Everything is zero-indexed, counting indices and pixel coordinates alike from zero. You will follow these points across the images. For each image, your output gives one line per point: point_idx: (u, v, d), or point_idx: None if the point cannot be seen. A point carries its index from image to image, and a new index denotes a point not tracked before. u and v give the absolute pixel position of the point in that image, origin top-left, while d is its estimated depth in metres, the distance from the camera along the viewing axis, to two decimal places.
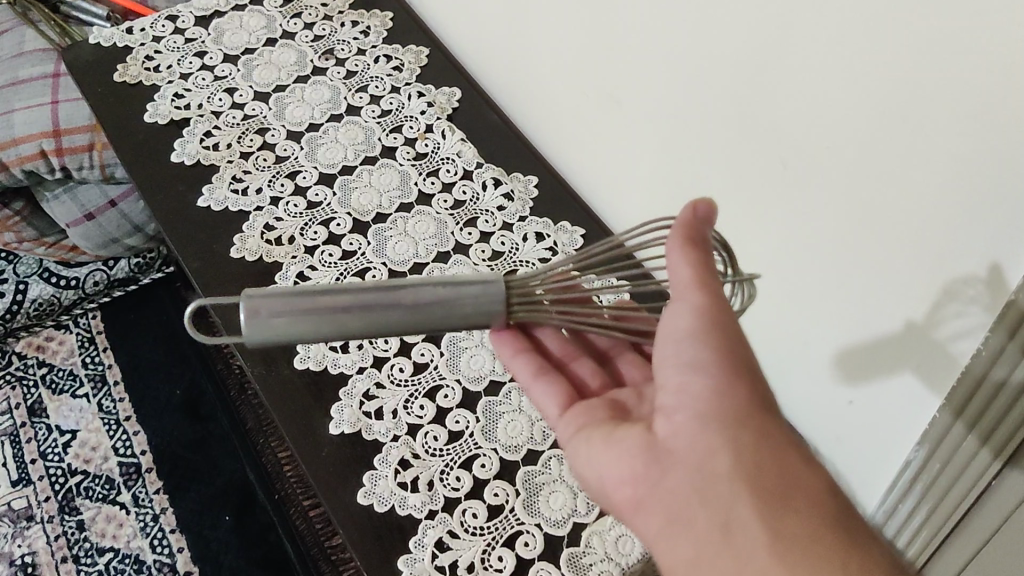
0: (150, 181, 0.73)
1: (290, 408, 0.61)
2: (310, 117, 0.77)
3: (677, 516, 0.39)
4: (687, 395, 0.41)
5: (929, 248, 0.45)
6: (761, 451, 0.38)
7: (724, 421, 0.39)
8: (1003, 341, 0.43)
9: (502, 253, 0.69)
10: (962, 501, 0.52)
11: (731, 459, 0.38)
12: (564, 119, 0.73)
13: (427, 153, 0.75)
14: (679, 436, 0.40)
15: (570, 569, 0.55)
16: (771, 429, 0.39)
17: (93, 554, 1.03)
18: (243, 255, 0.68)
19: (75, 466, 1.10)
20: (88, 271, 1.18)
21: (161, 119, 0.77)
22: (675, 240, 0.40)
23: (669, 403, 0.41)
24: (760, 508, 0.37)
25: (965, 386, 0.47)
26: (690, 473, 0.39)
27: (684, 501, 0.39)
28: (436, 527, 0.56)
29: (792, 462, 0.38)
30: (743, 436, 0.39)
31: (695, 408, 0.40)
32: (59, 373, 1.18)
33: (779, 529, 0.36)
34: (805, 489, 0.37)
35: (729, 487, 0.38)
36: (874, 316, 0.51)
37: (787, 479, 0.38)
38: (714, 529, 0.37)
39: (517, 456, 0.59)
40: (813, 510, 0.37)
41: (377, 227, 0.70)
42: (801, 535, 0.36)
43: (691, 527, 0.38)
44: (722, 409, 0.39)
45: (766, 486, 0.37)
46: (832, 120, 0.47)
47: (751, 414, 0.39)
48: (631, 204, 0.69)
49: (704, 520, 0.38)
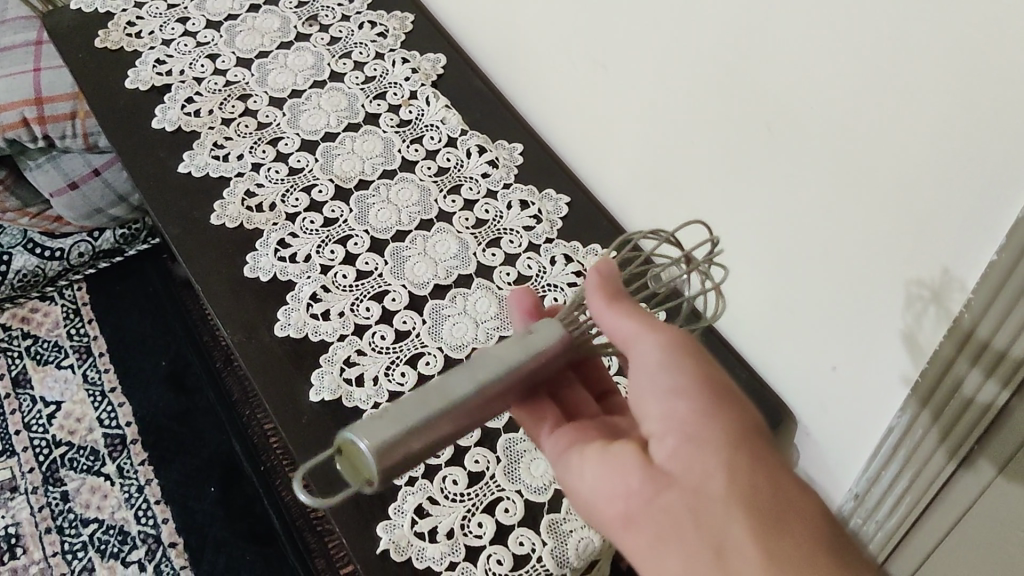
0: (130, 148, 0.73)
1: (269, 374, 0.61)
2: (292, 83, 0.76)
3: (666, 537, 0.38)
4: (676, 419, 0.40)
5: (911, 211, 0.44)
6: (756, 474, 0.37)
7: (716, 445, 0.38)
8: (988, 301, 0.42)
9: (485, 221, 0.68)
10: (938, 476, 0.51)
11: (724, 481, 0.37)
12: (549, 85, 0.72)
13: (411, 120, 0.74)
14: (668, 458, 0.39)
15: (550, 537, 0.54)
16: (764, 455, 0.38)
17: (77, 524, 1.03)
18: (223, 221, 0.68)
19: (59, 437, 1.10)
20: (73, 242, 1.17)
21: (142, 85, 0.76)
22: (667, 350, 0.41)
23: (657, 426, 0.41)
24: (754, 527, 0.36)
25: (930, 376, 0.47)
26: (681, 494, 0.38)
27: (673, 522, 0.38)
28: (416, 494, 0.56)
29: (787, 484, 0.38)
30: (737, 458, 0.38)
31: (686, 432, 0.39)
32: (43, 345, 1.17)
33: (775, 552, 0.35)
34: (798, 512, 0.37)
35: (721, 505, 0.37)
36: (860, 281, 0.50)
37: (782, 502, 0.37)
38: (706, 549, 0.36)
39: (499, 423, 0.59)
40: (809, 534, 0.36)
41: (360, 194, 0.69)
42: (796, 558, 0.35)
43: (680, 548, 0.37)
44: (714, 434, 0.39)
45: (760, 507, 0.37)
46: (816, 81, 0.47)
47: (742, 437, 0.39)
48: (616, 172, 0.69)
49: (695, 540, 0.37)
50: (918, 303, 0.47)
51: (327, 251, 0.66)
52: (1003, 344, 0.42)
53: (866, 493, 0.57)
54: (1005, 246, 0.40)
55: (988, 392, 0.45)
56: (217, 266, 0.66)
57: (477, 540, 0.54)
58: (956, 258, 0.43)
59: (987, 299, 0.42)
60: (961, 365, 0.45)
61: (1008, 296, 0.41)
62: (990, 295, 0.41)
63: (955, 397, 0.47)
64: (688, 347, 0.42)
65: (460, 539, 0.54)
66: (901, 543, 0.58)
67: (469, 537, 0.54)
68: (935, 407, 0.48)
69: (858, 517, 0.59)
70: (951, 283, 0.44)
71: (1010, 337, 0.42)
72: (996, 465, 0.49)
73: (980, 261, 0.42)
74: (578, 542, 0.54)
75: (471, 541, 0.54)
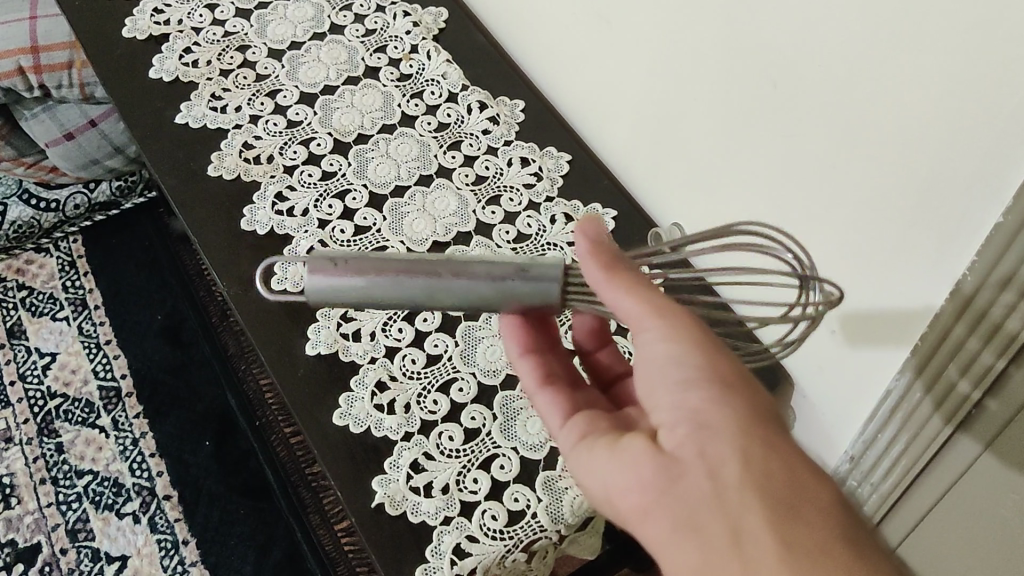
0: (126, 97, 0.72)
1: (265, 327, 0.61)
2: (292, 35, 0.76)
3: (683, 530, 0.36)
4: (688, 406, 0.38)
5: (913, 174, 0.44)
6: (772, 463, 0.36)
7: (730, 432, 0.37)
8: (987, 270, 0.42)
9: (486, 178, 0.68)
10: (933, 442, 0.51)
11: (741, 472, 0.36)
12: (550, 40, 0.71)
13: (412, 74, 0.74)
14: (679, 444, 0.37)
15: (546, 493, 0.55)
16: (777, 439, 0.37)
17: (71, 476, 1.03)
18: (220, 173, 0.67)
19: (54, 388, 1.10)
20: (68, 194, 1.16)
21: (139, 34, 0.75)
22: (684, 334, 0.39)
23: (665, 412, 0.39)
24: (771, 522, 0.35)
25: (928, 343, 0.47)
26: (696, 484, 0.36)
27: (690, 514, 0.36)
28: (412, 449, 0.56)
29: (803, 472, 0.36)
30: (750, 444, 0.36)
31: (700, 420, 0.37)
32: (38, 296, 1.17)
33: (794, 549, 0.34)
34: (815, 500, 0.36)
35: (739, 497, 0.36)
36: (860, 248, 0.50)
37: (800, 493, 0.36)
38: (724, 544, 0.35)
39: (496, 380, 0.59)
40: (827, 529, 0.35)
41: (359, 148, 0.69)
42: (815, 554, 0.34)
43: (699, 542, 0.36)
44: (728, 421, 0.37)
45: (778, 497, 0.35)
46: (822, 38, 0.46)
47: (755, 421, 0.37)
48: (617, 131, 0.68)
49: (714, 535, 0.35)
50: (917, 267, 0.46)
51: (325, 205, 0.65)
52: (1001, 310, 0.42)
53: (862, 453, 0.57)
54: (1012, 210, 0.39)
55: (984, 358, 0.45)
56: (213, 218, 0.65)
57: (472, 496, 0.54)
58: (957, 225, 0.43)
59: (990, 265, 0.41)
60: (954, 338, 0.45)
61: (1007, 265, 0.40)
62: (984, 269, 0.41)
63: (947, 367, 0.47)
64: (707, 332, 0.40)
65: (455, 495, 0.54)
66: (895, 506, 0.58)
67: (464, 493, 0.54)
68: (933, 369, 0.48)
69: (853, 479, 0.60)
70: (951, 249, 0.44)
71: (1008, 304, 0.41)
72: (988, 434, 0.49)
73: (980, 234, 0.42)
74: (572, 499, 0.54)
75: (466, 497, 0.54)
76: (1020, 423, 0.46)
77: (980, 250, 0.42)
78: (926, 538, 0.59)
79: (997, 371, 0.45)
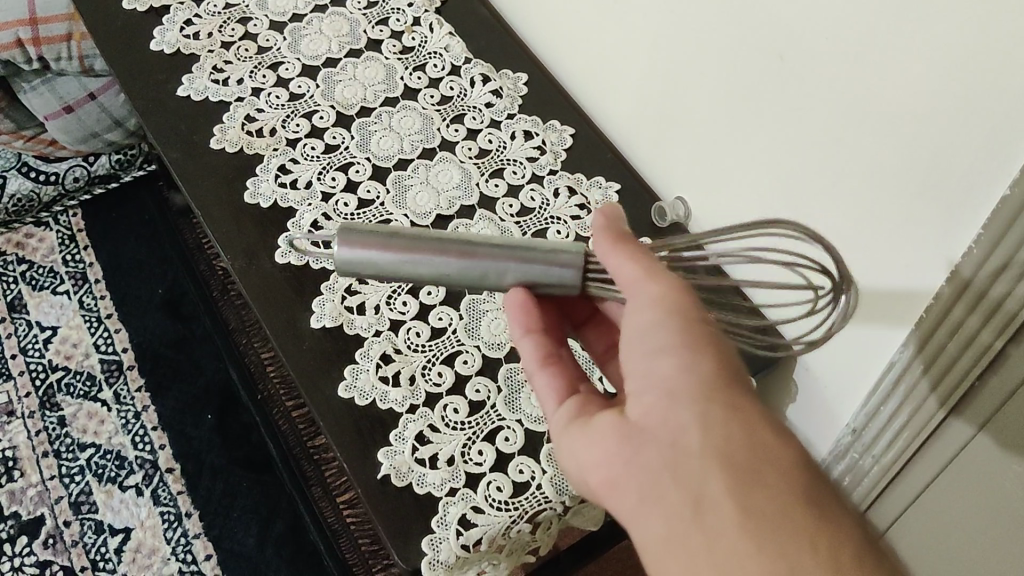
0: (128, 69, 0.72)
1: (270, 299, 0.61)
2: (293, 7, 0.75)
3: (648, 497, 0.36)
4: (656, 377, 0.38)
5: (919, 160, 0.44)
6: (732, 429, 0.35)
7: (691, 399, 0.36)
8: (986, 250, 0.40)
9: (489, 151, 0.68)
10: (927, 424, 0.50)
11: (702, 438, 0.35)
12: (554, 15, 0.71)
13: (414, 47, 0.73)
14: (648, 414, 0.37)
15: (550, 465, 0.55)
16: (743, 405, 0.36)
17: (74, 449, 1.03)
18: (222, 146, 0.67)
19: (56, 362, 1.10)
20: (68, 167, 1.16)
21: (140, 6, 0.75)
22: (664, 302, 0.39)
23: (636, 385, 0.38)
24: (731, 486, 0.34)
25: (925, 326, 0.46)
26: (661, 452, 0.36)
27: (656, 481, 0.36)
28: (417, 421, 0.56)
29: (766, 436, 0.35)
30: (711, 409, 0.36)
31: (665, 389, 0.37)
32: (38, 270, 1.17)
33: (751, 513, 0.33)
34: (778, 466, 0.35)
35: (700, 463, 0.35)
36: (854, 231, 0.50)
37: (761, 455, 0.35)
38: (685, 509, 0.35)
39: (501, 353, 0.59)
40: (789, 490, 0.34)
41: (361, 122, 0.69)
42: (772, 516, 0.33)
43: (661, 508, 0.35)
44: (692, 387, 0.37)
45: (736, 459, 0.35)
46: (835, 16, 0.45)
47: (721, 388, 0.37)
48: (621, 104, 0.68)
49: (675, 501, 0.35)
50: (915, 247, 0.46)
51: (328, 177, 0.65)
52: (1000, 291, 0.41)
53: (861, 431, 0.56)
54: (1011, 191, 0.38)
55: (986, 336, 0.43)
56: (216, 191, 0.65)
57: (477, 468, 0.55)
58: (956, 213, 0.42)
59: (993, 241, 0.40)
60: (951, 321, 0.44)
61: (1011, 240, 0.39)
62: (991, 243, 0.40)
63: (954, 342, 0.45)
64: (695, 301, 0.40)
65: (460, 466, 0.55)
66: (894, 480, 0.56)
67: (469, 465, 0.55)
68: (931, 350, 0.46)
69: (850, 457, 0.58)
70: (948, 236, 0.43)
71: (1007, 283, 0.40)
72: (987, 411, 0.46)
73: (984, 208, 0.41)
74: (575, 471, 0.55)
75: (472, 468, 0.55)
76: (1017, 402, 0.45)
77: (982, 226, 0.41)
78: (921, 515, 0.56)
79: (997, 349, 0.43)
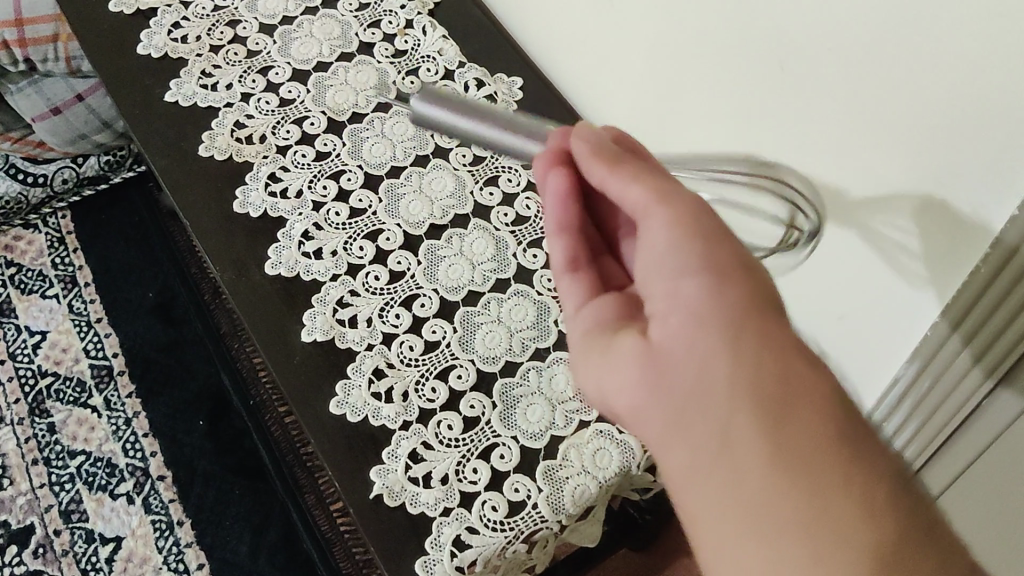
0: (116, 74, 0.70)
1: (260, 312, 0.59)
2: (283, 10, 0.74)
3: (674, 427, 0.35)
4: (682, 299, 0.35)
5: (908, 194, 0.41)
6: (761, 362, 0.33)
7: (717, 327, 0.34)
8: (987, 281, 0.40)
9: (483, 158, 0.66)
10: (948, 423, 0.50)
11: (728, 372, 0.33)
12: (548, 19, 0.69)
13: (406, 50, 0.72)
14: (672, 340, 0.35)
15: (546, 483, 0.54)
16: (775, 333, 0.34)
17: (64, 457, 1.02)
18: (211, 153, 0.66)
19: (45, 367, 1.08)
20: (56, 168, 1.15)
21: (127, 9, 0.74)
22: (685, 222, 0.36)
23: (661, 306, 0.36)
24: (760, 423, 0.32)
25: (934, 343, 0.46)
26: (685, 381, 0.34)
27: (683, 412, 0.34)
28: (410, 438, 0.55)
29: (799, 369, 0.33)
30: (738, 339, 0.34)
31: (691, 314, 0.35)
32: (27, 274, 1.15)
33: (781, 454, 0.32)
34: (811, 401, 0.32)
35: (727, 398, 0.33)
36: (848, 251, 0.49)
37: (790, 389, 0.33)
38: (711, 444, 0.33)
39: (495, 367, 0.58)
40: (820, 431, 0.32)
41: (353, 127, 0.67)
42: (804, 455, 0.32)
43: (688, 440, 0.34)
44: (720, 316, 0.34)
45: (766, 394, 0.33)
46: None
47: (751, 315, 0.34)
48: (617, 111, 0.67)
49: (702, 434, 0.34)
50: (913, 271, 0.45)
51: (319, 186, 0.64)
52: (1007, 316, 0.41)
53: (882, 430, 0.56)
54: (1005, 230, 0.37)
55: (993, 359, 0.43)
56: (205, 200, 0.64)
57: (472, 487, 0.53)
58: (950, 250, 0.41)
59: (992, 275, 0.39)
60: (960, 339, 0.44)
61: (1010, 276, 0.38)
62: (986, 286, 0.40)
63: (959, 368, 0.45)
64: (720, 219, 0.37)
65: (454, 485, 0.53)
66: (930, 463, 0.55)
67: (463, 483, 0.54)
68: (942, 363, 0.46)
69: None
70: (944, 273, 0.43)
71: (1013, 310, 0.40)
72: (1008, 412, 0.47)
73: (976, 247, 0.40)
74: (573, 489, 0.54)
75: (466, 487, 0.53)
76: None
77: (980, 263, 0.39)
78: (961, 494, 0.56)
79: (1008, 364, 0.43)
